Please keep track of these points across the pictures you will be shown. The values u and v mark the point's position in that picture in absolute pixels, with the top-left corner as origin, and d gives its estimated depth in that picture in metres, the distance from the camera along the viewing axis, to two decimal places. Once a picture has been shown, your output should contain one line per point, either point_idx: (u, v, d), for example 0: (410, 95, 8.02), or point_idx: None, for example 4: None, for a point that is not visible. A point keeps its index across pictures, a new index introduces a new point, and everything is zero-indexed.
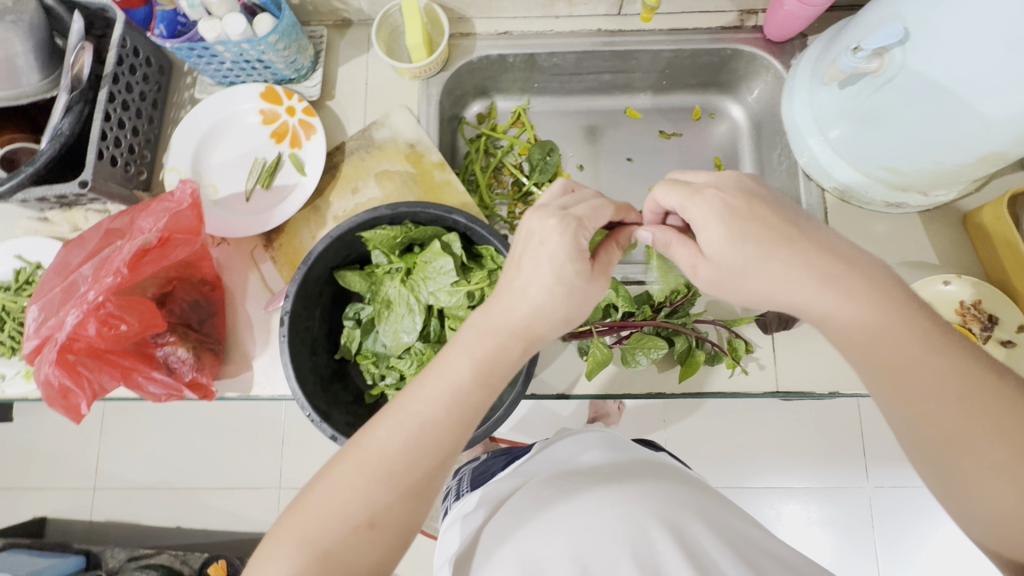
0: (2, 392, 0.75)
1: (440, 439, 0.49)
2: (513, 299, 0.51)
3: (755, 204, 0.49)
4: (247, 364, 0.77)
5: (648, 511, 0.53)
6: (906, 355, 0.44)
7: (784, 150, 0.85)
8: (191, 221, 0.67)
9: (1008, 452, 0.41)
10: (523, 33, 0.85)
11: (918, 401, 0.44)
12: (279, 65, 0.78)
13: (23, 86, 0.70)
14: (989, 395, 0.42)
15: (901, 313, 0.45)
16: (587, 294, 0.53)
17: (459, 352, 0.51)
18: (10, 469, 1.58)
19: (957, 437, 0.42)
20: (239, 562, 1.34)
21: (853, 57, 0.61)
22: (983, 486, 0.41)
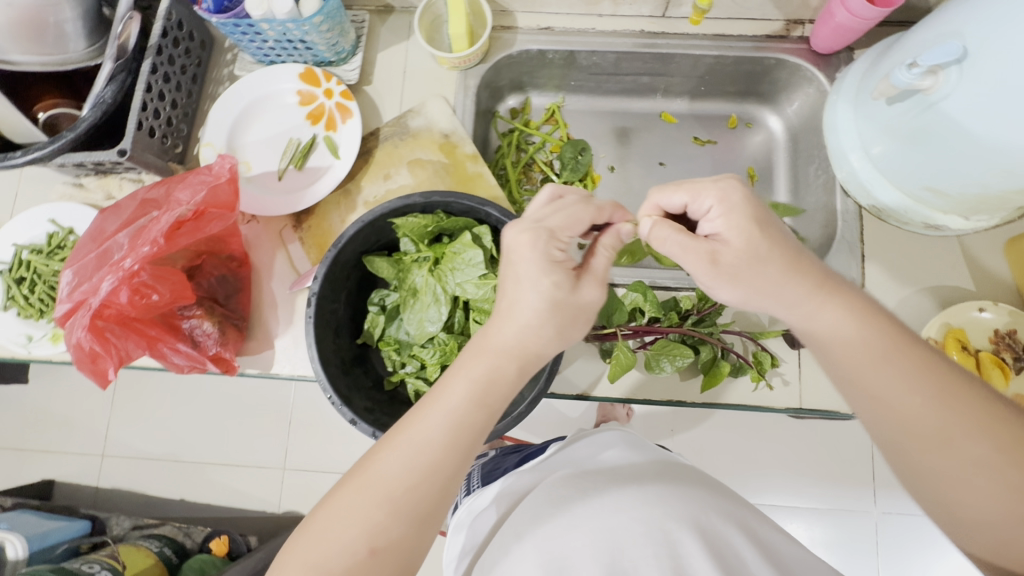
0: (29, 353, 0.76)
1: (441, 464, 0.47)
2: (502, 322, 0.52)
3: (766, 216, 0.51)
4: (269, 342, 0.77)
5: (672, 511, 0.54)
6: (883, 366, 0.46)
7: (822, 164, 0.83)
8: (228, 195, 0.67)
9: (985, 449, 0.43)
10: (565, 30, 0.84)
11: (898, 404, 0.45)
12: (321, 46, 0.78)
13: (69, 53, 0.71)
14: (962, 395, 0.44)
15: (864, 308, 0.49)
16: (581, 310, 0.53)
17: (458, 377, 0.50)
18: (23, 430, 1.61)
19: (942, 437, 0.44)
20: (241, 539, 1.35)
21: (908, 73, 0.60)
22: (964, 486, 0.43)
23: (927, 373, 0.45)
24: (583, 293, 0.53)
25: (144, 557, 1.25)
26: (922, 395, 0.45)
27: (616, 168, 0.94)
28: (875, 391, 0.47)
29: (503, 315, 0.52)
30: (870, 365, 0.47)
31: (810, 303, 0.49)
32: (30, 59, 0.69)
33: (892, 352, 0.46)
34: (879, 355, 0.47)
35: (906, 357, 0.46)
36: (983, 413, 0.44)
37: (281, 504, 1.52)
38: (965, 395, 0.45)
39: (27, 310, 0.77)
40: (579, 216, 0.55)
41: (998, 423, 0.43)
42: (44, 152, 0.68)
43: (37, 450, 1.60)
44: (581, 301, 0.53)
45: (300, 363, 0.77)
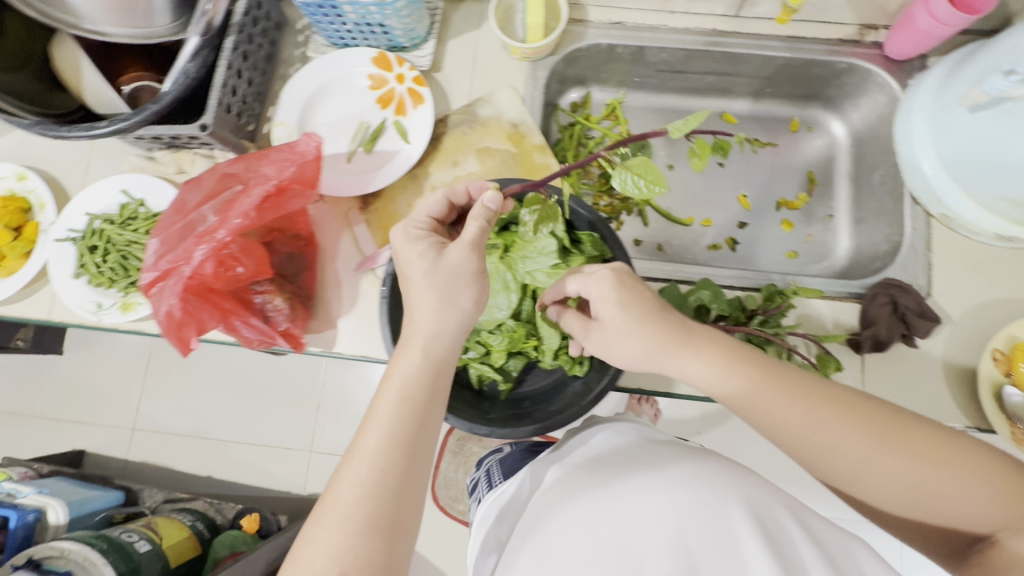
0: (98, 320, 0.77)
1: (385, 470, 0.51)
2: (411, 314, 0.59)
3: (637, 290, 0.58)
4: (331, 322, 0.77)
5: (713, 492, 0.50)
6: (777, 410, 0.52)
7: (889, 171, 0.83)
8: (312, 173, 0.68)
9: (896, 446, 0.49)
10: (636, 25, 0.85)
11: (817, 440, 0.51)
12: (398, 31, 0.78)
13: (156, 26, 0.70)
14: (861, 412, 0.51)
15: (754, 365, 0.54)
16: (458, 269, 0.57)
17: (385, 396, 0.55)
18: (50, 401, 1.58)
19: (864, 456, 0.49)
20: (271, 518, 1.36)
21: (1005, 80, 0.64)
22: (901, 481, 0.49)
23: (827, 406, 0.51)
24: (446, 257, 0.57)
25: (177, 530, 1.26)
26: (828, 427, 0.50)
27: (674, 166, 0.95)
28: (795, 435, 0.51)
29: (416, 321, 0.58)
30: (779, 418, 0.52)
31: (708, 368, 0.55)
32: (118, 31, 0.69)
33: (791, 399, 0.52)
34: (777, 410, 0.52)
35: (799, 397, 0.52)
36: (879, 426, 0.50)
37: (305, 486, 1.48)
38: (841, 406, 0.51)
39: (98, 279, 0.78)
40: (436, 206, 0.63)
41: (895, 428, 0.50)
42: (129, 123, 0.69)
43: (66, 420, 1.57)
44: (455, 263, 0.57)
45: (362, 344, 0.77)
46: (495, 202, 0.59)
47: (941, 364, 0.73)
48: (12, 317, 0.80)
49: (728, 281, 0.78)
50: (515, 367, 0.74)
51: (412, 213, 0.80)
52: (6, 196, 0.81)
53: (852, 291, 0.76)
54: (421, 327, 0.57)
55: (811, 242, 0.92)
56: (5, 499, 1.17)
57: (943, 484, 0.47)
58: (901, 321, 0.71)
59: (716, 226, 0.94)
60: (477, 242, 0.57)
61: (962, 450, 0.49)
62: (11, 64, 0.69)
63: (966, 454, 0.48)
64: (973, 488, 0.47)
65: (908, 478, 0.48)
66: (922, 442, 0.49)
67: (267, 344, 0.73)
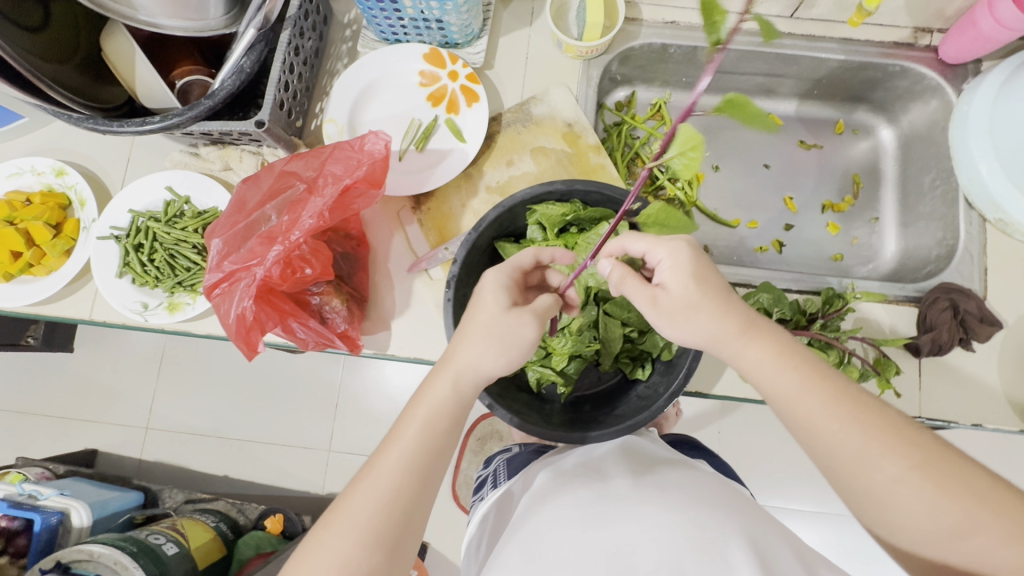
0: (144, 321, 0.75)
1: (400, 491, 0.50)
2: (458, 341, 0.55)
3: (709, 270, 0.54)
4: (384, 324, 0.76)
5: (710, 518, 0.47)
6: (795, 388, 0.49)
7: (940, 175, 0.84)
8: (377, 173, 0.68)
9: (905, 464, 0.45)
10: (690, 25, 0.84)
11: (820, 433, 0.48)
12: (454, 28, 0.77)
13: (209, 19, 0.68)
14: (875, 417, 0.48)
15: (782, 346, 0.52)
16: (515, 330, 0.54)
17: (419, 415, 0.53)
18: (55, 398, 1.45)
19: (864, 461, 0.46)
20: (296, 518, 1.29)
21: None
22: (901, 500, 0.45)
23: (839, 401, 0.48)
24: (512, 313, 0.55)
25: (203, 531, 1.20)
26: (832, 424, 0.48)
27: (720, 167, 0.95)
28: (802, 420, 0.49)
29: (457, 351, 0.55)
30: (785, 402, 0.50)
31: (735, 342, 0.52)
32: (173, 24, 0.66)
33: (805, 384, 0.49)
34: (792, 392, 0.49)
35: (815, 389, 0.49)
36: (888, 433, 0.47)
37: (324, 485, 1.41)
38: (867, 408, 0.48)
39: (143, 279, 0.76)
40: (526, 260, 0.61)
41: (908, 439, 0.47)
42: (183, 119, 0.67)
43: (71, 418, 1.45)
44: (513, 325, 0.54)
45: (417, 346, 0.76)
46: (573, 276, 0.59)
47: (999, 367, 0.73)
48: (52, 317, 0.78)
49: (787, 284, 0.79)
50: (574, 370, 0.72)
51: (466, 213, 0.79)
52: (45, 192, 0.79)
53: (908, 294, 0.77)
54: (456, 357, 0.55)
55: (857, 244, 0.92)
56: (25, 502, 1.09)
57: (938, 510, 0.44)
58: (961, 325, 0.71)
59: (762, 228, 0.93)
60: (541, 310, 0.56)
61: (971, 475, 0.45)
62: (53, 57, 0.65)
63: (974, 483, 0.45)
64: (969, 520, 0.44)
65: (904, 496, 0.45)
66: (929, 459, 0.46)
67: (323, 346, 0.71)
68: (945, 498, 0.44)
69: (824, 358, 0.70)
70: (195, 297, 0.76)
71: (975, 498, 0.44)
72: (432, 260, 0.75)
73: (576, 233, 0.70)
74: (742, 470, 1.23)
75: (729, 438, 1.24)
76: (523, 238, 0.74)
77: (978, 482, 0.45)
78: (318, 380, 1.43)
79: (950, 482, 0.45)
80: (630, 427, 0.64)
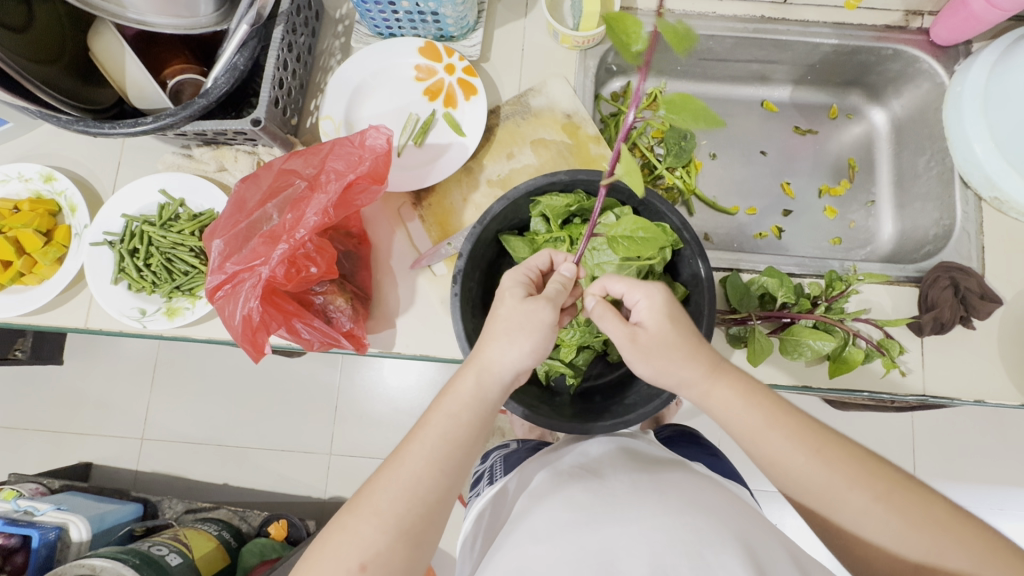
0: (143, 328, 0.73)
1: (424, 481, 0.50)
2: (482, 338, 0.56)
3: (681, 312, 0.56)
4: (389, 322, 0.75)
5: (705, 525, 0.46)
6: (757, 427, 0.51)
7: (935, 156, 0.85)
8: (381, 168, 0.67)
9: (867, 496, 0.47)
10: (685, 13, 0.84)
11: (787, 469, 0.50)
12: (450, 20, 0.76)
13: (199, 16, 0.66)
14: (839, 452, 0.49)
15: (747, 386, 0.53)
16: (532, 318, 0.55)
17: (446, 406, 0.53)
18: (39, 414, 1.40)
19: (828, 494, 0.48)
20: (299, 523, 1.26)
21: None
22: (868, 530, 0.46)
23: (804, 437, 0.50)
24: (527, 303, 0.55)
25: (206, 540, 1.17)
26: (798, 459, 0.49)
27: (717, 155, 0.95)
28: (769, 458, 0.51)
29: (482, 347, 0.55)
30: (753, 440, 0.51)
31: (703, 385, 0.53)
32: (163, 21, 0.64)
33: (771, 424, 0.51)
34: (759, 431, 0.51)
35: (780, 426, 0.51)
36: (853, 467, 0.48)
37: (327, 489, 1.36)
38: (832, 444, 0.49)
39: (139, 284, 0.74)
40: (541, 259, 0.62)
41: (872, 473, 0.48)
42: (177, 119, 0.65)
43: (60, 432, 1.40)
44: (529, 311, 0.55)
45: (422, 343, 0.75)
46: (573, 270, 0.59)
47: (999, 345, 0.74)
48: (45, 326, 0.76)
49: (789, 267, 0.80)
50: (584, 361, 0.72)
51: (468, 208, 0.78)
52: (33, 199, 0.77)
53: (909, 274, 0.78)
54: (481, 351, 0.55)
55: (854, 228, 0.93)
56: (21, 518, 1.06)
57: (908, 543, 0.45)
58: (961, 303, 0.72)
59: (761, 214, 0.94)
60: (553, 297, 0.56)
61: (936, 507, 0.46)
62: (38, 57, 0.63)
63: (940, 514, 0.45)
64: (938, 553, 0.44)
65: (872, 528, 0.46)
66: (893, 490, 0.47)
67: (328, 346, 0.70)
68: (912, 529, 0.45)
69: (832, 340, 0.68)
70: (194, 301, 0.74)
71: (942, 530, 0.45)
72: (435, 256, 0.75)
73: (581, 224, 0.70)
74: (746, 457, 1.23)
75: None
76: (526, 231, 0.73)
77: (944, 514, 0.45)
78: (316, 383, 1.38)
79: (917, 514, 0.45)
80: (642, 416, 0.64)
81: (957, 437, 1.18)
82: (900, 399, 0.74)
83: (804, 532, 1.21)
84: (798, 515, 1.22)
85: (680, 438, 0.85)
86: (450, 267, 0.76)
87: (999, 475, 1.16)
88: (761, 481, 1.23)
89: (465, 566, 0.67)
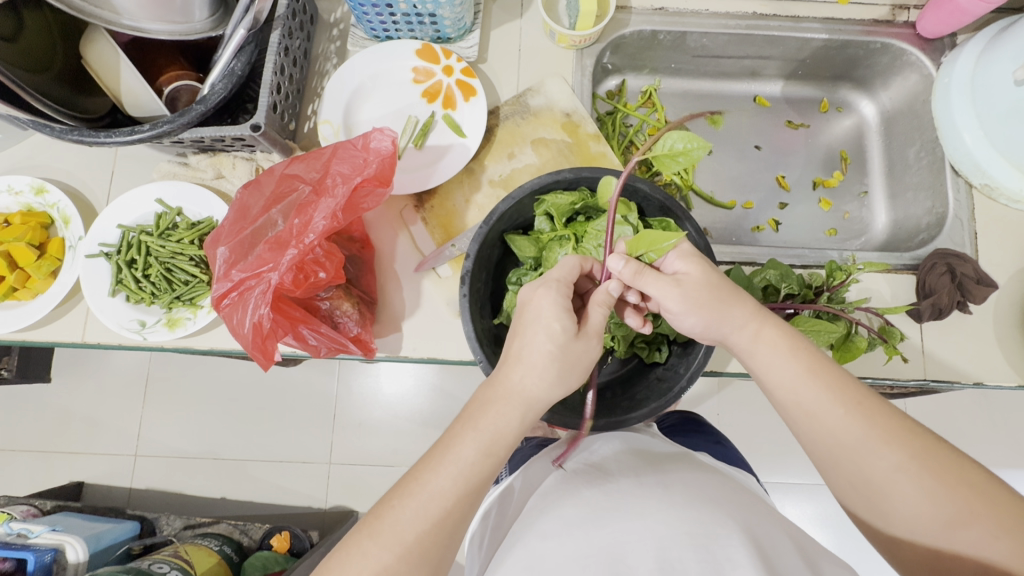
0: (144, 340, 0.72)
1: (450, 512, 0.49)
2: (519, 368, 0.54)
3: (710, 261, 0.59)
4: (395, 326, 0.75)
5: (712, 517, 0.46)
6: (793, 374, 0.51)
7: (924, 147, 0.87)
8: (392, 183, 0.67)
9: (903, 454, 0.46)
10: (678, 11, 0.85)
11: (822, 420, 0.49)
12: (447, 22, 0.76)
13: (194, 22, 0.64)
14: (879, 408, 0.49)
15: (790, 336, 0.54)
16: (581, 357, 0.55)
17: (473, 439, 0.51)
18: (27, 434, 1.36)
19: (866, 448, 0.47)
20: (303, 534, 1.23)
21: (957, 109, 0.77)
22: (903, 491, 0.46)
23: (843, 389, 0.50)
24: (576, 340, 0.55)
25: (207, 556, 1.12)
26: (836, 411, 0.49)
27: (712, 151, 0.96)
28: (804, 408, 0.50)
29: (520, 378, 0.54)
30: (791, 389, 0.51)
31: (747, 333, 0.55)
32: (158, 28, 0.62)
33: (810, 372, 0.51)
34: (797, 379, 0.51)
35: (819, 375, 0.51)
36: (889, 422, 0.48)
37: (327, 499, 1.33)
38: (868, 402, 0.49)
39: (138, 296, 0.73)
40: (571, 266, 0.59)
41: (908, 432, 0.47)
42: (175, 127, 0.64)
43: (48, 452, 1.36)
44: (580, 352, 0.55)
45: (430, 346, 0.75)
46: (619, 289, 0.58)
47: (994, 327, 0.76)
48: (41, 342, 0.75)
49: (790, 261, 0.81)
50: None
51: (470, 209, 0.78)
52: (24, 212, 0.75)
53: (906, 263, 0.79)
54: (521, 388, 0.54)
55: (849, 219, 0.95)
56: (14, 541, 1.02)
57: (938, 501, 0.44)
58: (958, 288, 0.74)
59: (758, 208, 0.95)
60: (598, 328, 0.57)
61: (967, 470, 0.45)
62: (30, 68, 0.63)
63: (972, 477, 0.45)
64: (967, 512, 0.44)
65: (902, 486, 0.46)
66: (928, 450, 0.46)
67: (336, 352, 0.70)
68: (944, 489, 0.45)
69: (836, 331, 0.70)
70: (195, 311, 0.73)
71: (972, 491, 0.44)
72: (439, 258, 0.74)
73: (585, 221, 0.69)
74: (747, 448, 1.24)
75: (731, 417, 1.26)
76: (531, 230, 0.73)
77: (976, 477, 0.45)
78: (314, 392, 1.36)
79: (948, 473, 0.45)
80: (656, 410, 0.65)
81: (952, 423, 1.21)
82: (902, 384, 0.76)
83: (804, 520, 1.23)
84: (798, 503, 1.23)
85: (683, 428, 0.86)
86: (454, 268, 0.76)
87: (995, 457, 1.19)
88: (762, 472, 1.24)
89: (473, 563, 0.66)
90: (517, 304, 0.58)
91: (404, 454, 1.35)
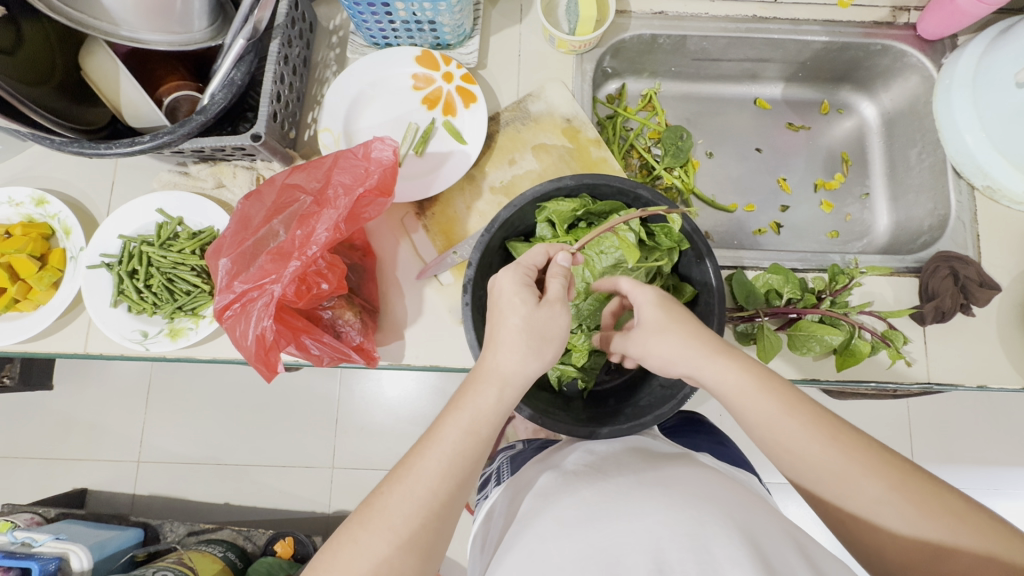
0: (146, 350, 0.72)
1: (438, 493, 0.49)
2: (496, 351, 0.54)
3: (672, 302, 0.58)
4: (397, 334, 0.75)
5: (710, 517, 0.45)
6: (767, 415, 0.50)
7: (925, 148, 0.87)
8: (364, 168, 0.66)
9: (882, 486, 0.46)
10: (678, 14, 0.85)
11: (802, 457, 0.49)
12: (447, 28, 0.76)
13: (194, 32, 0.64)
14: (857, 441, 0.48)
15: (760, 374, 0.52)
16: (548, 325, 0.55)
17: (454, 417, 0.51)
18: (29, 443, 1.35)
19: (847, 482, 0.47)
20: (307, 539, 1.22)
21: (950, 85, 0.81)
22: (885, 522, 0.46)
23: (819, 423, 0.49)
24: (545, 309, 0.55)
25: (211, 563, 1.12)
26: (815, 446, 0.48)
27: (713, 153, 0.96)
28: (784, 444, 0.50)
29: (497, 359, 0.53)
30: (767, 429, 0.50)
31: (714, 373, 0.53)
32: (158, 38, 0.62)
33: (787, 410, 0.50)
34: (773, 420, 0.50)
35: (795, 412, 0.50)
36: (869, 455, 0.47)
37: (330, 504, 1.33)
38: (847, 437, 0.48)
39: (140, 306, 0.73)
40: (537, 254, 0.59)
41: (887, 463, 0.47)
42: (175, 137, 0.63)
43: (51, 459, 1.36)
44: (547, 318, 0.55)
45: (432, 353, 0.74)
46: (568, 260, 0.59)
47: (997, 328, 0.76)
48: (44, 353, 0.75)
49: (793, 263, 0.80)
50: (594, 365, 0.73)
51: (472, 215, 0.78)
52: (25, 223, 0.75)
53: (909, 265, 0.79)
54: (498, 367, 0.53)
55: (850, 221, 0.95)
56: (19, 550, 1.01)
57: (922, 532, 0.44)
58: (961, 291, 0.74)
59: (759, 210, 0.95)
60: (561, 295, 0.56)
61: (951, 499, 0.45)
62: (31, 79, 0.63)
63: (954, 504, 0.45)
64: (952, 544, 0.43)
65: (885, 517, 0.46)
66: (909, 481, 0.46)
67: (338, 361, 0.70)
68: (928, 521, 0.44)
69: (840, 336, 0.70)
70: (197, 320, 0.73)
71: (957, 520, 0.44)
72: (440, 266, 0.74)
73: (587, 228, 0.70)
74: (750, 449, 1.24)
75: (733, 418, 1.26)
76: (532, 237, 0.73)
77: (959, 504, 0.45)
78: (316, 396, 1.36)
79: (933, 505, 0.45)
80: (661, 415, 0.64)
81: (955, 422, 1.20)
82: (905, 388, 0.75)
83: (808, 520, 1.23)
84: (801, 504, 1.23)
85: (686, 429, 0.86)
86: (456, 275, 0.76)
87: (997, 454, 1.19)
88: (765, 473, 1.24)
89: (476, 564, 0.66)
90: (489, 289, 0.57)
91: (406, 458, 1.35)
